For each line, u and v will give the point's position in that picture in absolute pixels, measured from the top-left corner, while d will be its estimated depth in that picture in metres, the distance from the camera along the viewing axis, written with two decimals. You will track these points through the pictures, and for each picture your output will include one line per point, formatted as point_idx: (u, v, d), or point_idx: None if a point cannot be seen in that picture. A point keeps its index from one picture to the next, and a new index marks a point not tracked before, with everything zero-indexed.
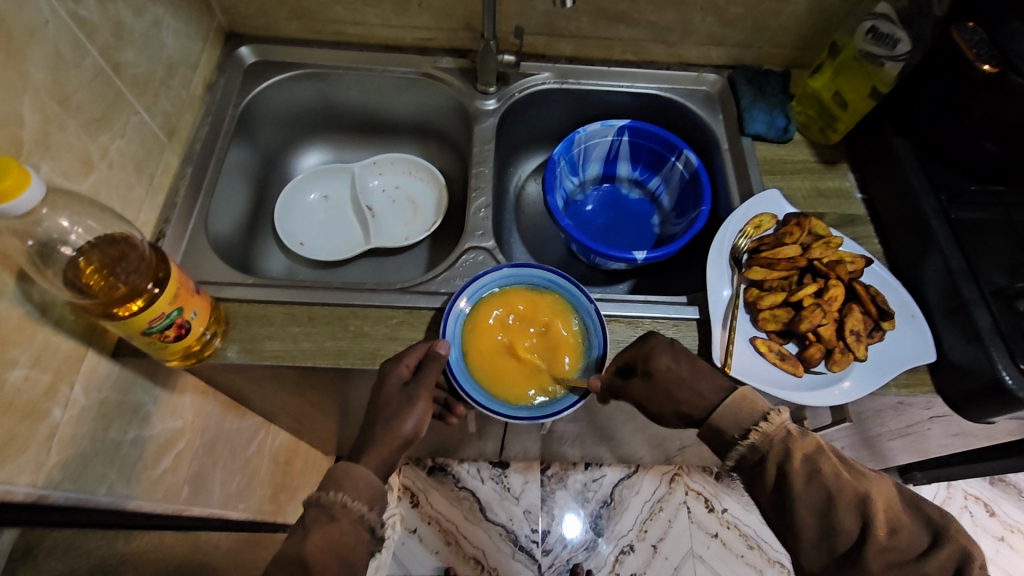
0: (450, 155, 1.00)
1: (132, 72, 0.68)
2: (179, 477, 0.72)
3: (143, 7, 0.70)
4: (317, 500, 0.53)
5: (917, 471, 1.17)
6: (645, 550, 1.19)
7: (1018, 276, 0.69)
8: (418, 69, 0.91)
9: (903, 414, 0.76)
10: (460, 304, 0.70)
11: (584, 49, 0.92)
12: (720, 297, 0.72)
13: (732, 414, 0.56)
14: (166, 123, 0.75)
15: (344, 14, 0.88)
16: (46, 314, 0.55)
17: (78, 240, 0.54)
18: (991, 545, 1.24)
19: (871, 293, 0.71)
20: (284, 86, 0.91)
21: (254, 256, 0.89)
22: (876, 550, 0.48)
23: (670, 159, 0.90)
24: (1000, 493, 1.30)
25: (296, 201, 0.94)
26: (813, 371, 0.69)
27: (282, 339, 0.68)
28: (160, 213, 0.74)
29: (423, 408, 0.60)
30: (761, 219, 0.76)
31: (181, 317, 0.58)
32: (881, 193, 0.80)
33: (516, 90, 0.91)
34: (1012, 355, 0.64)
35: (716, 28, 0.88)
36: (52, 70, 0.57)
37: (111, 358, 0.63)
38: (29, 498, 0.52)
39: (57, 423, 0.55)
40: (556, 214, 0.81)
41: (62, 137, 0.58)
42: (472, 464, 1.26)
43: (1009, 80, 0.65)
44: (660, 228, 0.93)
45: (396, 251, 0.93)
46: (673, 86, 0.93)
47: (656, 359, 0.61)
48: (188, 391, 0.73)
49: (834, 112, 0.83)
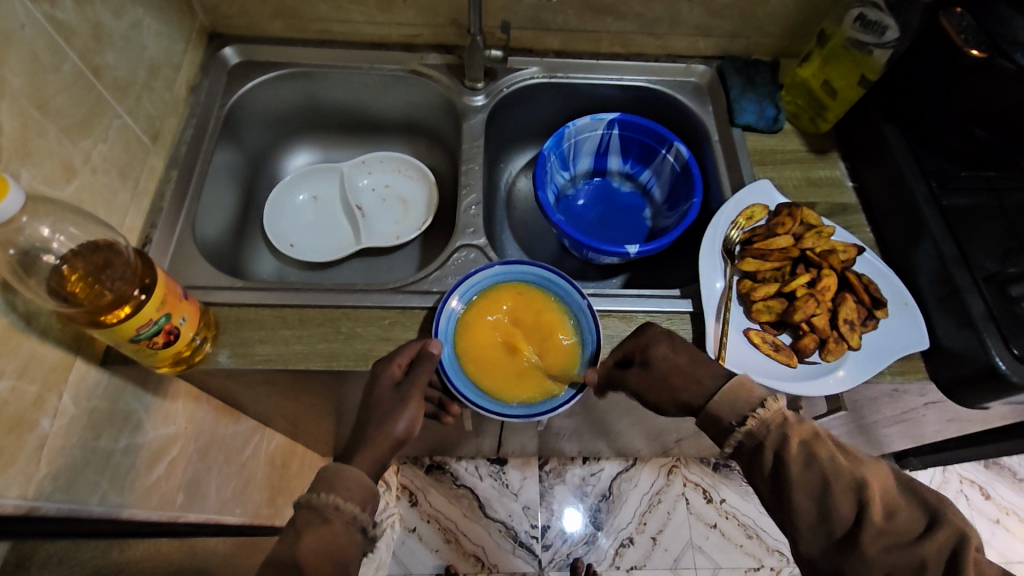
0: (440, 152, 0.99)
1: (112, 75, 0.67)
2: (173, 483, 0.71)
3: (122, 9, 0.69)
4: (308, 503, 0.52)
5: (913, 456, 1.17)
6: (645, 543, 1.20)
7: (1010, 261, 0.70)
8: (404, 66, 0.90)
9: (898, 401, 0.77)
10: (452, 303, 0.69)
11: (572, 43, 0.91)
12: (713, 289, 0.72)
13: (730, 401, 0.56)
14: (150, 127, 0.74)
15: (329, 12, 0.87)
16: (31, 323, 0.54)
17: (60, 247, 0.53)
18: (987, 528, 1.25)
19: (864, 282, 0.71)
20: (270, 86, 0.90)
21: (244, 259, 0.88)
22: (872, 532, 0.48)
23: (661, 152, 0.89)
24: (995, 476, 1.30)
25: (285, 202, 0.93)
26: (806, 361, 0.69)
27: (273, 343, 0.68)
28: (147, 218, 0.73)
29: (415, 409, 0.60)
30: (753, 209, 0.76)
31: (169, 323, 0.57)
32: (872, 181, 0.80)
33: (504, 85, 0.90)
34: (1006, 341, 0.64)
35: (704, 19, 0.87)
36: (30, 75, 0.56)
37: (100, 366, 0.62)
38: (20, 510, 0.51)
39: (46, 433, 0.55)
40: (548, 210, 0.80)
41: (43, 142, 0.57)
42: (470, 462, 1.26)
43: (998, 65, 0.65)
44: (653, 221, 0.93)
45: (388, 250, 0.93)
46: (662, 78, 0.92)
47: (654, 349, 0.62)
48: (180, 396, 0.72)
49: (823, 101, 0.83)
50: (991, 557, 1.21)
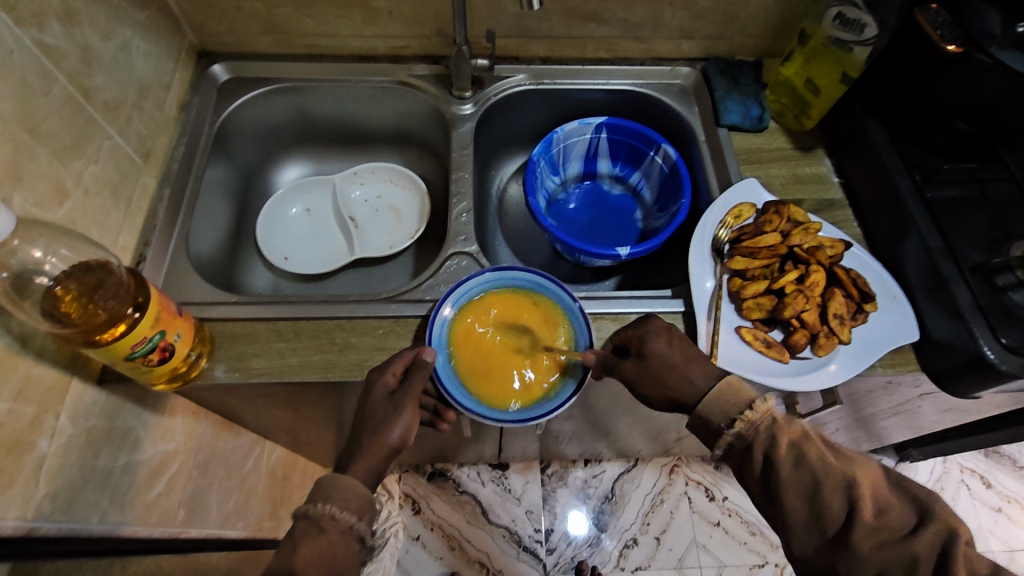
0: (430, 161, 1.00)
1: (102, 97, 0.68)
2: (174, 499, 0.72)
3: (111, 31, 0.70)
4: (305, 514, 0.52)
5: (912, 448, 1.18)
6: (649, 543, 1.20)
7: (994, 252, 0.71)
8: (392, 77, 0.91)
9: (893, 394, 0.77)
10: (444, 312, 0.70)
11: (558, 49, 0.92)
12: (703, 288, 0.73)
13: (719, 403, 0.56)
14: (141, 146, 0.75)
15: (316, 27, 0.88)
16: (27, 345, 0.55)
17: (53, 269, 0.54)
18: (988, 517, 1.25)
19: (852, 276, 0.72)
20: (260, 101, 0.91)
21: (239, 273, 0.89)
22: (865, 531, 0.48)
23: (649, 153, 0.90)
24: (995, 465, 1.31)
25: (278, 215, 0.94)
26: (798, 357, 0.70)
27: (269, 356, 0.68)
28: (140, 236, 0.73)
29: (410, 416, 0.60)
30: (741, 208, 0.77)
31: (164, 340, 0.58)
32: (858, 176, 0.81)
33: (492, 93, 0.91)
34: (993, 330, 0.65)
35: (687, 21, 0.88)
36: (20, 100, 0.57)
37: (97, 385, 0.62)
38: (19, 531, 0.51)
39: (44, 453, 0.55)
40: (539, 215, 0.81)
41: (34, 165, 0.58)
42: (472, 468, 1.26)
43: (974, 58, 0.65)
44: (643, 222, 0.94)
45: (382, 260, 0.93)
46: (647, 81, 0.93)
47: (651, 342, 0.63)
48: (178, 412, 0.73)
49: (807, 99, 0.84)
50: (994, 546, 1.21)
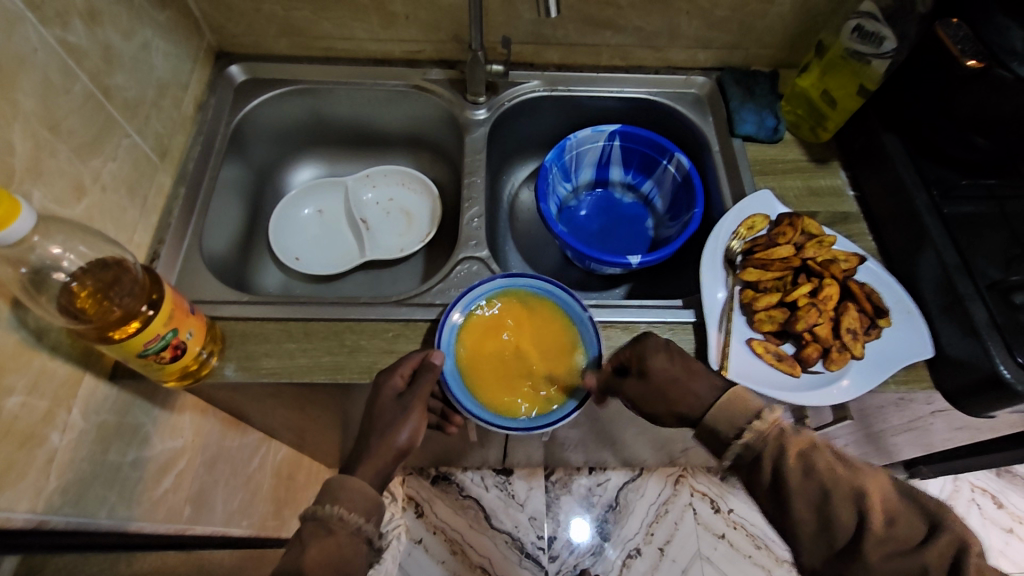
0: (443, 165, 1.00)
1: (122, 95, 0.69)
2: (180, 495, 0.72)
3: (132, 30, 0.71)
4: (314, 515, 0.52)
5: (923, 465, 1.15)
6: (652, 554, 1.19)
7: (1012, 270, 0.70)
8: (407, 81, 0.92)
9: (904, 410, 0.76)
10: (454, 316, 0.70)
11: (573, 56, 0.92)
12: (714, 299, 0.72)
13: (727, 411, 0.56)
14: (159, 144, 0.76)
15: (333, 30, 0.88)
16: (42, 340, 0.55)
17: (71, 265, 0.54)
18: (999, 537, 1.23)
19: (866, 291, 0.71)
20: (275, 101, 0.91)
21: (250, 272, 0.89)
22: (873, 542, 0.47)
23: (662, 162, 0.90)
24: (1007, 484, 1.29)
25: (291, 216, 0.94)
26: (810, 370, 0.69)
27: (278, 356, 0.69)
28: (155, 233, 0.74)
29: (418, 418, 0.60)
30: (754, 219, 0.76)
31: (176, 339, 0.58)
32: (874, 190, 0.81)
33: (506, 99, 0.91)
34: (1010, 349, 0.64)
35: (702, 31, 0.88)
36: (42, 97, 0.58)
37: (109, 381, 0.63)
38: (29, 524, 0.52)
39: (56, 448, 0.56)
40: (550, 222, 0.80)
41: (53, 161, 0.59)
42: (476, 472, 1.26)
43: (994, 75, 0.65)
44: (655, 231, 0.93)
45: (392, 262, 0.94)
46: (662, 90, 0.93)
47: (650, 360, 0.62)
48: (187, 410, 0.73)
49: (823, 111, 0.84)
50: (1004, 567, 1.19)
